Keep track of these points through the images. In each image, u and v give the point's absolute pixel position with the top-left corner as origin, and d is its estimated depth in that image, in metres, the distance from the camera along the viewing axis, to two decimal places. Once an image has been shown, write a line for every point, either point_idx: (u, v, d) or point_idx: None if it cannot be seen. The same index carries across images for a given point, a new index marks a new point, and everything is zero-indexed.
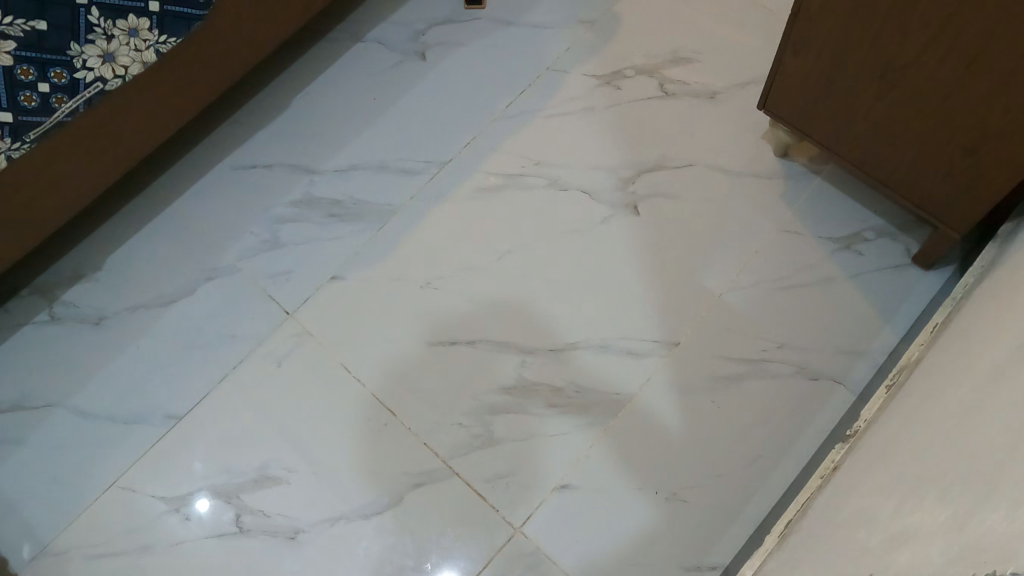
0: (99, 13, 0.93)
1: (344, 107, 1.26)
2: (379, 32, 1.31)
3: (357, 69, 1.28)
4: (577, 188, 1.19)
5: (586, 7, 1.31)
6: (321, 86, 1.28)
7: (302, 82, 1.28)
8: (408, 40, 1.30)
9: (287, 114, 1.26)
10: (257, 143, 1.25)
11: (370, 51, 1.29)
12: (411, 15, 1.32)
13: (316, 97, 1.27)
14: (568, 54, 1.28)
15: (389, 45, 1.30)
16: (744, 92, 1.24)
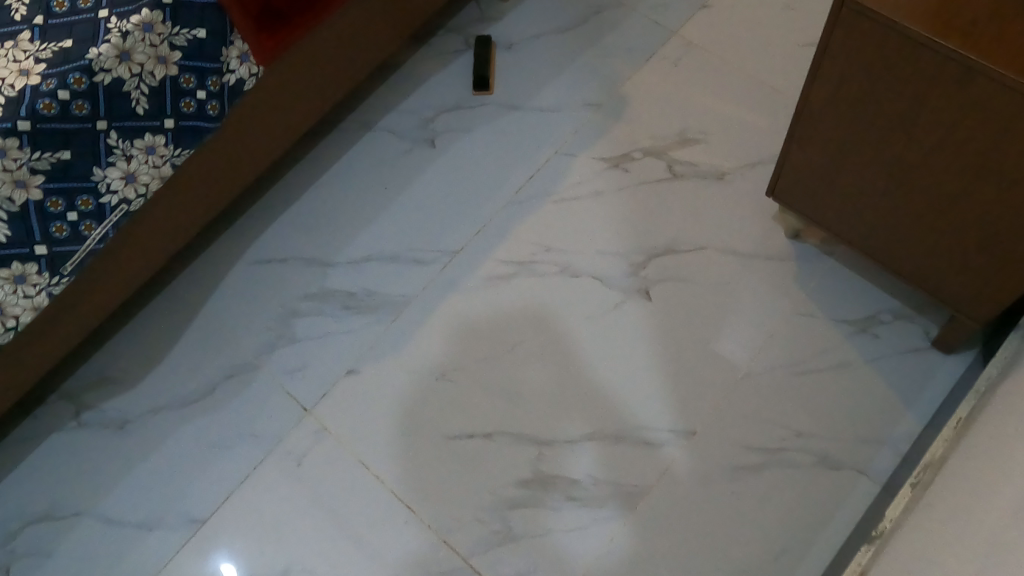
0: (118, 136, 0.98)
1: (357, 197, 1.29)
2: (389, 121, 1.33)
3: (370, 159, 1.31)
4: (587, 274, 1.20)
5: (593, 89, 1.33)
6: (335, 177, 1.30)
7: (317, 175, 1.31)
8: (418, 127, 1.32)
9: (303, 207, 1.29)
10: (275, 237, 1.27)
11: (381, 140, 1.32)
12: (420, 102, 1.34)
13: (331, 188, 1.30)
14: (575, 137, 1.29)
15: (399, 134, 1.32)
16: (752, 172, 1.26)
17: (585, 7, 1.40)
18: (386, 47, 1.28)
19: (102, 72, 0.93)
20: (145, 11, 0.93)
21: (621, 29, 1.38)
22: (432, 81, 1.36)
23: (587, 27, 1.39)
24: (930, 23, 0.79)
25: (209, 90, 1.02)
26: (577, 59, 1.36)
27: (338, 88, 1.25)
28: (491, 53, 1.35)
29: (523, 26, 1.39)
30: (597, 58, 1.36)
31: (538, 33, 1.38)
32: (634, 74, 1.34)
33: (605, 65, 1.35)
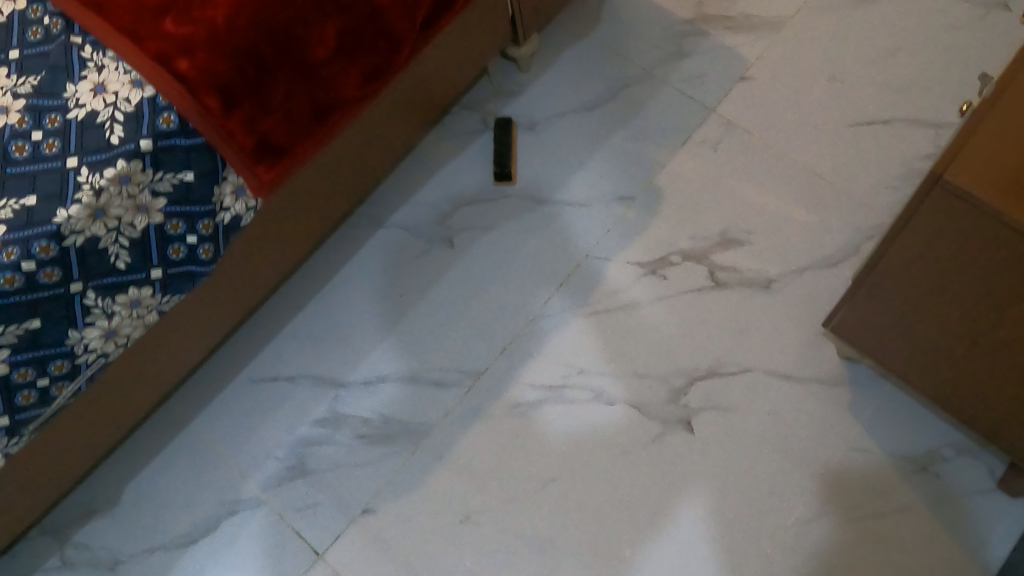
0: (96, 295, 0.85)
1: (370, 306, 1.18)
2: (401, 215, 1.22)
3: (381, 261, 1.20)
4: (623, 401, 1.09)
5: (624, 180, 1.20)
6: (343, 283, 1.19)
7: (325, 279, 1.20)
8: (432, 223, 1.21)
9: (309, 318, 1.18)
10: (281, 353, 1.17)
11: (393, 238, 1.21)
12: (435, 193, 1.22)
13: (341, 295, 1.19)
14: (608, 236, 1.17)
15: (413, 231, 1.21)
16: (800, 279, 1.14)
17: (612, 80, 1.28)
18: (398, 141, 1.17)
19: (73, 234, 0.80)
20: (122, 161, 0.80)
21: (653, 106, 1.25)
22: (445, 167, 1.24)
23: (616, 104, 1.26)
24: (1004, 199, 0.64)
25: (201, 234, 0.88)
26: (606, 142, 1.23)
27: (345, 192, 1.15)
28: (511, 138, 1.22)
29: (545, 103, 1.27)
30: (627, 140, 1.23)
31: (561, 112, 1.26)
32: (669, 160, 1.21)
33: (638, 150, 1.22)
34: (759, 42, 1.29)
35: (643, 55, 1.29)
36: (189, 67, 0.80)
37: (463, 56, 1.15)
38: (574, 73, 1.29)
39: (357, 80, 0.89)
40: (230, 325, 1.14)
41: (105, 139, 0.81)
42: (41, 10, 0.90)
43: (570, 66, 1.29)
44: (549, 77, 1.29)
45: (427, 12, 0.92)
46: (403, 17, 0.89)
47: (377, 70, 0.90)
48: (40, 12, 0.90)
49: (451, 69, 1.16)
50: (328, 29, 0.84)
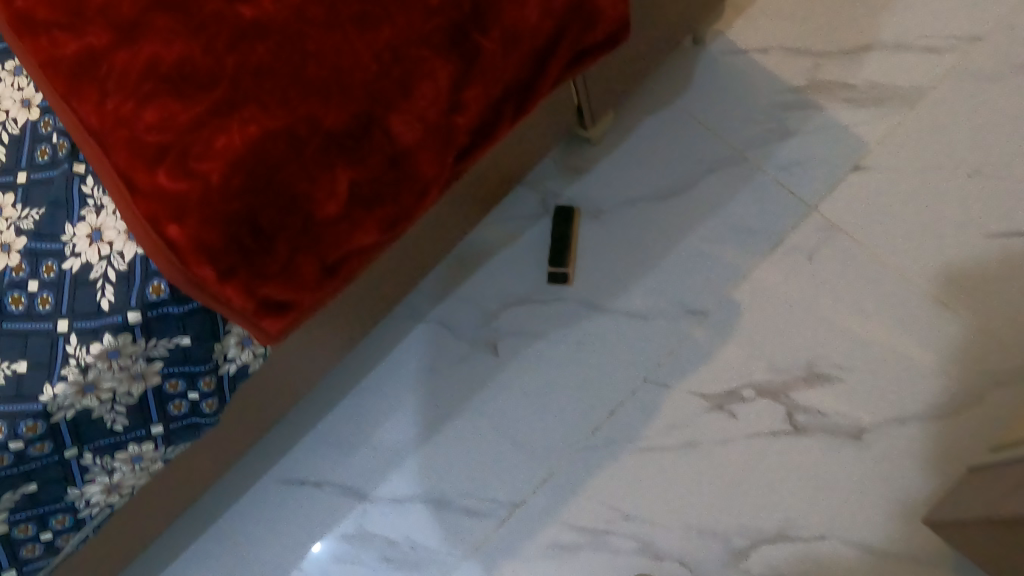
0: (94, 454, 0.76)
1: (403, 413, 1.08)
2: (443, 309, 1.10)
3: (418, 362, 1.09)
4: (672, 557, 0.97)
5: (699, 292, 1.04)
6: (377, 383, 1.10)
7: (359, 376, 1.11)
8: (476, 323, 1.08)
9: (339, 418, 1.10)
10: (309, 454, 1.09)
11: (432, 335, 1.10)
12: (484, 288, 1.09)
13: (375, 396, 1.10)
14: (672, 358, 1.02)
15: (456, 331, 1.09)
16: (903, 432, 0.95)
17: (696, 159, 1.09)
18: (447, 240, 1.03)
19: (63, 409, 0.70)
20: (108, 335, 0.70)
21: (741, 198, 1.06)
22: (496, 258, 1.10)
23: (698, 192, 1.07)
24: None
25: (203, 390, 0.79)
26: (682, 240, 1.06)
27: (387, 299, 1.02)
28: (571, 232, 1.06)
29: (616, 186, 1.09)
30: (704, 240, 1.05)
31: (633, 199, 1.08)
32: (753, 270, 1.04)
33: (716, 255, 1.05)
34: (882, 121, 1.07)
35: (737, 132, 1.09)
36: (179, 234, 0.67)
37: (525, 147, 0.99)
38: (653, 150, 1.10)
39: (374, 229, 0.74)
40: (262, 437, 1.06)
41: (95, 303, 0.71)
42: (54, 123, 0.78)
43: (648, 141, 1.11)
44: (623, 153, 1.11)
45: (464, 143, 0.75)
46: (432, 157, 0.72)
47: (401, 215, 0.75)
48: (52, 125, 0.77)
49: (511, 163, 1.00)
50: (340, 182, 0.69)
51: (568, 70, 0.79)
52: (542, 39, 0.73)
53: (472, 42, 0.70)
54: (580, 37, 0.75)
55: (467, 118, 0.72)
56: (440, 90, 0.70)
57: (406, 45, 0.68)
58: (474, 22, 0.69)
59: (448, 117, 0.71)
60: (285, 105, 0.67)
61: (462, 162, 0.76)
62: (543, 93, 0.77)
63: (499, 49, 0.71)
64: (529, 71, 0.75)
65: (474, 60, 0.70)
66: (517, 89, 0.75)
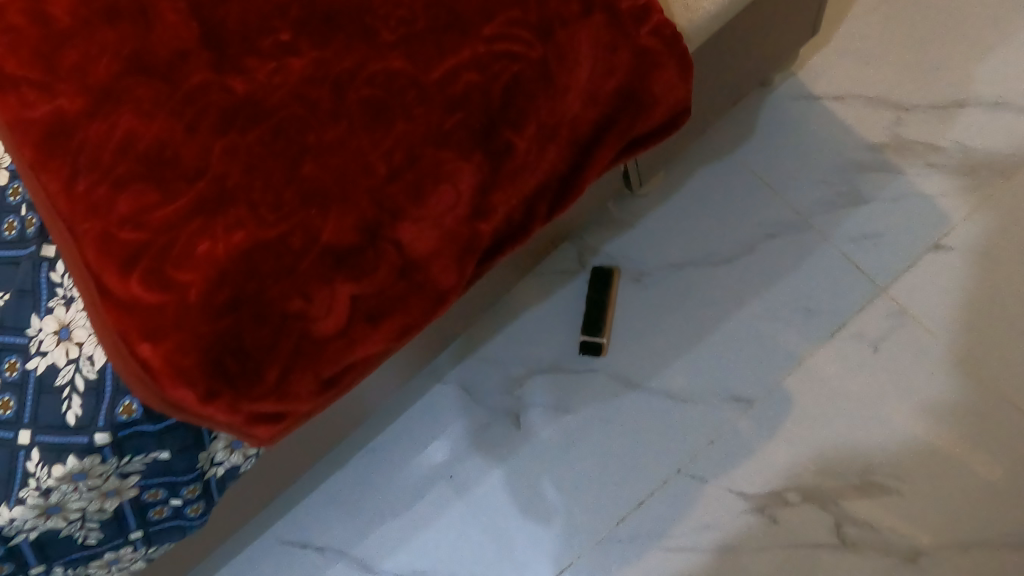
0: (65, 567, 0.69)
1: (415, 481, 0.96)
2: (462, 372, 0.97)
3: (432, 425, 0.96)
4: None
5: (748, 377, 0.92)
6: (388, 447, 0.97)
7: (367, 438, 0.97)
8: (500, 390, 0.95)
9: (344, 483, 0.97)
10: (312, 518, 0.97)
11: (451, 398, 0.96)
12: (509, 353, 0.96)
13: (385, 459, 0.97)
14: (710, 449, 0.90)
15: (478, 397, 0.95)
16: (963, 559, 0.85)
17: (754, 224, 0.95)
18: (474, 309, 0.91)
19: (23, 532, 0.63)
20: (73, 458, 0.61)
21: (801, 271, 0.94)
22: (524, 317, 0.97)
23: (755, 260, 0.94)
24: None
25: (188, 495, 0.69)
26: (729, 315, 0.93)
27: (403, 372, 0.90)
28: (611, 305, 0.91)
29: (665, 246, 0.96)
30: (757, 316, 0.93)
31: (681, 262, 0.95)
32: (808, 356, 0.92)
33: (770, 335, 0.93)
34: (970, 192, 0.94)
35: (802, 193, 0.96)
36: (152, 354, 0.58)
37: (573, 216, 0.86)
38: (707, 207, 0.97)
39: (381, 342, 0.62)
40: (257, 512, 0.93)
41: (59, 416, 0.61)
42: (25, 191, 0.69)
43: (702, 196, 0.97)
44: (672, 208, 0.97)
45: (490, 244, 0.62)
46: (450, 266, 0.61)
47: (414, 326, 0.63)
48: (23, 194, 0.69)
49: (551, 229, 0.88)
50: (339, 298, 0.58)
51: (618, 156, 0.66)
52: (586, 127, 0.60)
53: (503, 136, 0.57)
54: (632, 122, 0.62)
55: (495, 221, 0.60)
56: (461, 194, 0.58)
57: (422, 142, 0.57)
58: (506, 112, 0.57)
59: (469, 221, 0.59)
60: (278, 209, 0.57)
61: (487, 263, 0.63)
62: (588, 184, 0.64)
63: (535, 144, 0.58)
64: (569, 164, 0.62)
65: (504, 157, 0.58)
66: (555, 182, 0.63)
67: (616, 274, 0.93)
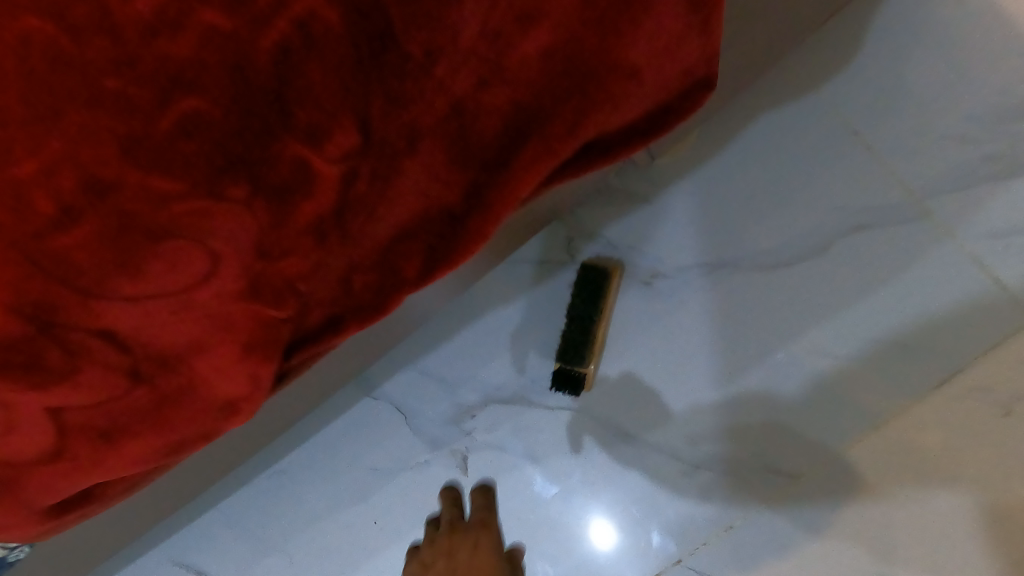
0: None
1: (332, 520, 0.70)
2: (394, 389, 0.67)
3: (355, 452, 0.69)
4: None
5: (799, 439, 0.59)
6: (301, 472, 0.70)
7: (270, 456, 0.70)
8: (445, 420, 0.66)
9: (245, 510, 0.72)
10: (206, 547, 0.72)
11: (381, 421, 0.67)
12: (464, 371, 0.65)
13: (297, 486, 0.70)
14: (726, 538, 0.61)
15: (416, 425, 0.66)
16: None
17: (834, 209, 0.58)
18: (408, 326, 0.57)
19: None
20: None
21: (899, 288, 0.57)
22: (488, 319, 0.64)
23: (828, 264, 0.58)
24: None
25: None
26: (770, 355, 0.59)
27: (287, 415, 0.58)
28: (604, 326, 0.60)
29: (687, 237, 0.60)
30: (813, 353, 0.58)
31: (710, 258, 0.59)
32: (894, 417, 0.58)
33: (833, 388, 0.58)
34: None
35: (929, 155, 0.56)
36: None
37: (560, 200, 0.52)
38: (757, 172, 0.59)
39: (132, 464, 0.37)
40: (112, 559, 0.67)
41: None
42: None
43: (754, 159, 0.59)
44: (709, 167, 0.59)
45: (306, 327, 0.35)
46: (223, 375, 0.33)
47: (188, 440, 0.36)
48: None
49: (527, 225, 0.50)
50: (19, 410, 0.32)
51: (554, 173, 0.35)
52: (479, 139, 0.31)
53: (285, 164, 0.29)
54: (579, 131, 0.32)
55: (308, 297, 0.33)
56: (217, 262, 0.29)
57: (109, 160, 0.27)
58: (289, 108, 0.28)
59: (244, 306, 0.31)
60: None
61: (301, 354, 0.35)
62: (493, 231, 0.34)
63: (367, 170, 0.30)
64: (455, 185, 0.32)
65: (297, 201, 0.29)
66: (430, 224, 0.34)
67: (621, 272, 0.60)
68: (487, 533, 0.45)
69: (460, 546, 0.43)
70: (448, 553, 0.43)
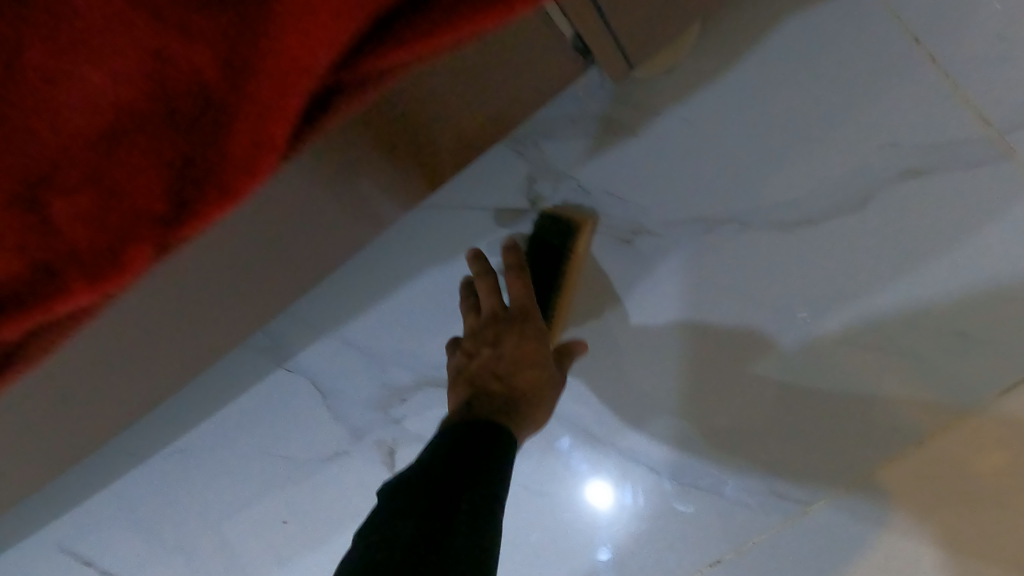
0: None
1: (234, 515, 0.57)
2: (307, 360, 0.52)
3: (259, 436, 0.55)
4: None
5: (817, 459, 0.49)
6: (195, 458, 0.56)
7: (158, 435, 0.56)
8: (368, 404, 0.53)
9: (129, 496, 0.58)
10: (88, 535, 0.60)
11: (291, 401, 0.53)
12: (395, 341, 0.51)
13: (190, 475, 0.57)
14: (710, 574, 0.53)
15: (333, 407, 0.53)
16: None
17: (880, 144, 0.42)
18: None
19: None
20: None
21: (962, 256, 0.43)
22: (422, 285, 0.50)
23: (873, 223, 0.43)
24: None
25: None
26: (791, 312, 0.46)
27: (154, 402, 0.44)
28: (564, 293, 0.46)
29: (681, 181, 0.45)
30: (847, 343, 0.46)
31: (716, 216, 0.45)
32: (936, 436, 0.48)
33: (875, 380, 0.47)
34: None
35: None
36: None
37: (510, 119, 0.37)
38: (793, 96, 0.42)
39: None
40: None
41: None
42: None
43: (776, 77, 0.42)
44: (727, 84, 0.43)
45: None
46: None
47: None
48: None
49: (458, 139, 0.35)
50: None
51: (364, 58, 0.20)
52: None
53: None
54: None
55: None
56: None
57: None
58: None
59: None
60: None
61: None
62: (254, 159, 0.20)
63: None
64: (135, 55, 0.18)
65: None
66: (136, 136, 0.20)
67: (590, 228, 0.46)
68: (534, 325, 0.42)
69: (504, 334, 0.42)
70: (492, 340, 0.43)
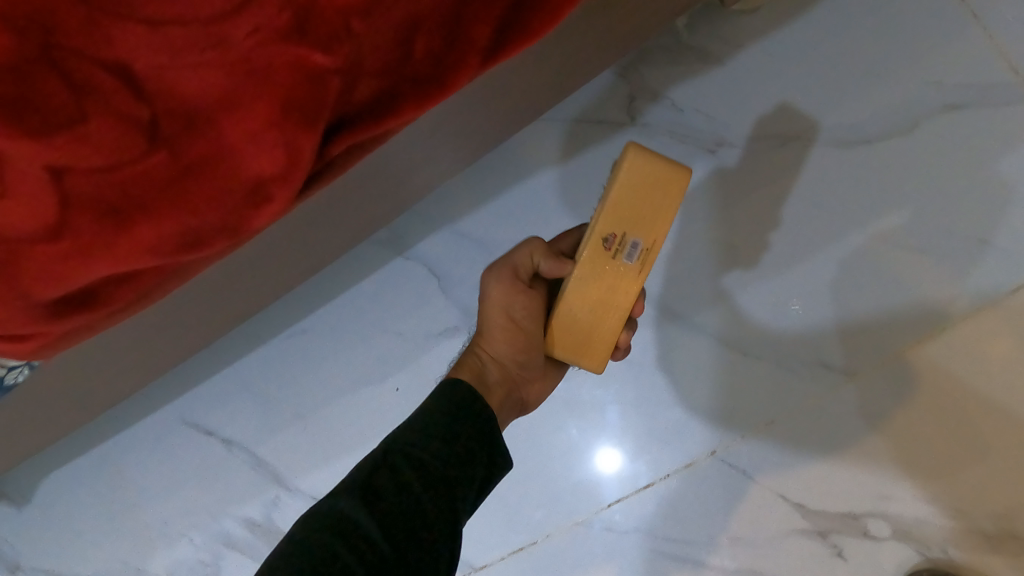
0: None
1: (348, 384, 0.66)
2: (427, 249, 0.62)
3: (378, 314, 0.64)
4: None
5: (862, 343, 0.56)
6: (320, 336, 0.66)
7: (290, 316, 0.66)
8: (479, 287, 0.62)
9: (259, 371, 0.68)
10: (219, 406, 0.69)
11: (409, 283, 0.63)
12: (505, 235, 0.61)
13: (313, 350, 0.66)
14: (764, 435, 0.58)
15: (447, 288, 0.62)
16: None
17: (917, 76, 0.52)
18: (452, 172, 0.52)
19: None
20: None
21: (986, 167, 0.52)
22: (530, 185, 0.59)
23: (916, 141, 0.53)
24: None
25: None
26: (848, 214, 0.54)
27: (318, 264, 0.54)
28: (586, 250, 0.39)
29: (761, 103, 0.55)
30: (883, 240, 0.54)
31: (784, 132, 0.55)
32: (960, 320, 0.54)
33: (896, 277, 0.54)
34: None
35: None
36: None
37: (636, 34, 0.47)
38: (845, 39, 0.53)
39: (146, 259, 0.31)
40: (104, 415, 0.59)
41: None
42: None
43: (832, 23, 0.53)
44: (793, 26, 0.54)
45: (354, 108, 0.31)
46: (256, 137, 0.29)
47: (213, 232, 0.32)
48: None
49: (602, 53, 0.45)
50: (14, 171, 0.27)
51: None
52: None
53: None
54: None
55: (358, 70, 0.30)
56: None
57: None
58: None
59: (290, 49, 0.27)
60: None
61: (342, 144, 0.32)
62: None
63: None
64: None
65: None
66: None
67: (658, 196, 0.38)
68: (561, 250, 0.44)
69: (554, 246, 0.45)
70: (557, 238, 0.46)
